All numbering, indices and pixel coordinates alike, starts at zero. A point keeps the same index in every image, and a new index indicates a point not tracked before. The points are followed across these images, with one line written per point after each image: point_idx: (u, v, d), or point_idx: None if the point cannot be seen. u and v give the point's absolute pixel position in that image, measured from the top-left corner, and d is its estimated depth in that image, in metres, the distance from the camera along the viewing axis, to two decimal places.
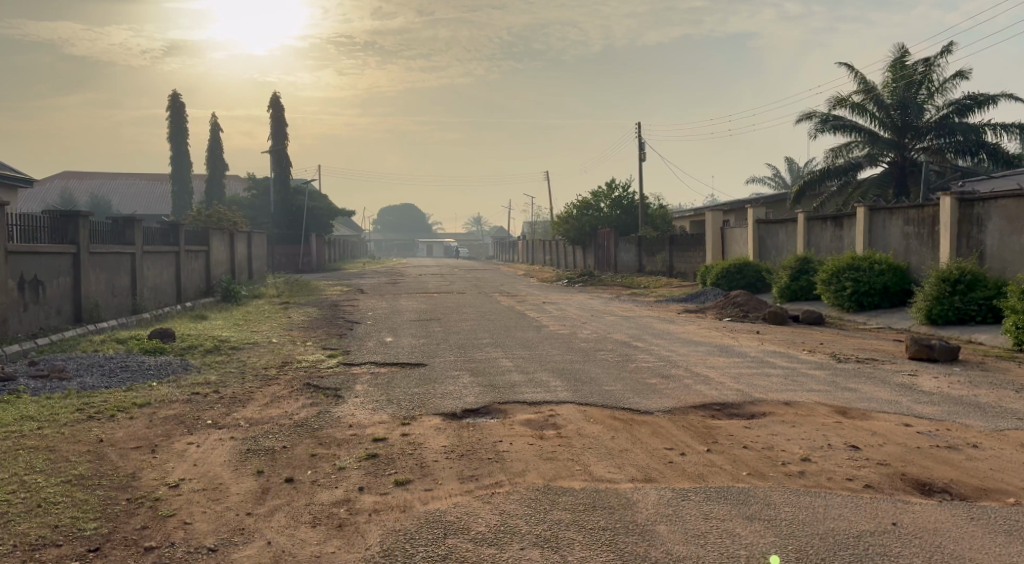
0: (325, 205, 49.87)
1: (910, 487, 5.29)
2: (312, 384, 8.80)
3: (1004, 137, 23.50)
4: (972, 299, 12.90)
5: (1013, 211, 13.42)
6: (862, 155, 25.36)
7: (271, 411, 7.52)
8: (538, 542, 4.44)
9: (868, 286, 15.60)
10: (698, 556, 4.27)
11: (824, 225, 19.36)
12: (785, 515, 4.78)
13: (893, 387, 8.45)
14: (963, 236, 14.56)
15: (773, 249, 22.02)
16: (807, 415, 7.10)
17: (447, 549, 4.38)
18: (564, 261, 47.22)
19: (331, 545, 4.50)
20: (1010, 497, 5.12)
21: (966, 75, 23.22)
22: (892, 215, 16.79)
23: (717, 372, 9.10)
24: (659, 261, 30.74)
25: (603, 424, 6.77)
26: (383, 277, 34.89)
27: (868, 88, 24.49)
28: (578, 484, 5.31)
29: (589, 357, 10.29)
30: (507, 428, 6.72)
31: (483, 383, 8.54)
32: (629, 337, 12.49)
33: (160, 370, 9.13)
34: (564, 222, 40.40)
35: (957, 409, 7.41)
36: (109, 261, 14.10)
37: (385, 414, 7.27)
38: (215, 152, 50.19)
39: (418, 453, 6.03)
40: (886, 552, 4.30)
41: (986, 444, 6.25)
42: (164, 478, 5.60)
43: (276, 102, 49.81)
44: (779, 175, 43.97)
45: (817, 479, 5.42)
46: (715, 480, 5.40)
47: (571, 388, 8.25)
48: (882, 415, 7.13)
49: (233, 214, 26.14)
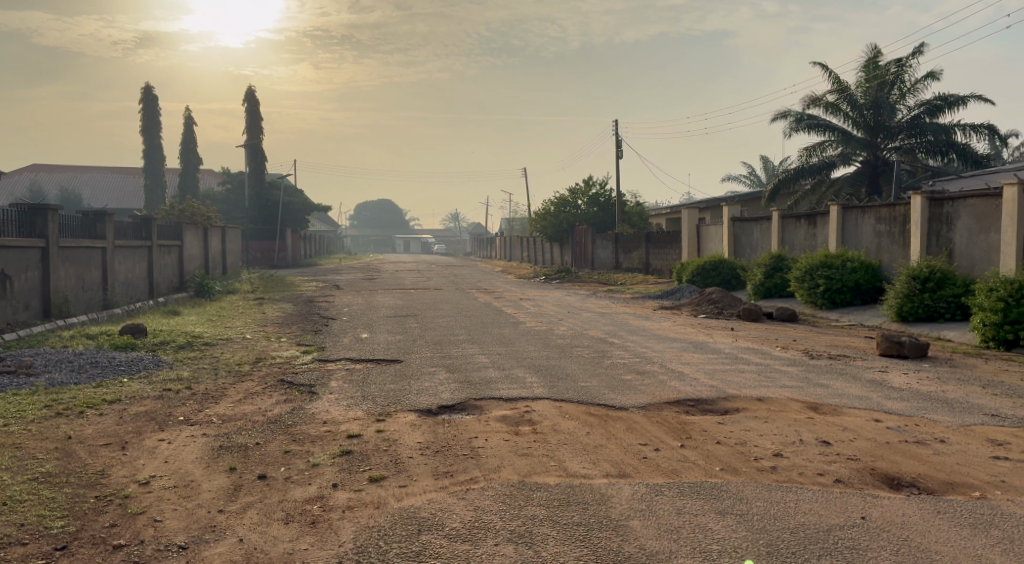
0: (299, 200, 49.65)
1: (879, 482, 5.37)
2: (286, 380, 8.75)
3: (973, 136, 23.90)
4: (941, 296, 13.11)
5: (980, 210, 13.65)
6: (835, 154, 25.67)
7: (244, 407, 7.44)
8: (511, 538, 4.44)
9: (840, 284, 15.82)
10: (671, 551, 4.29)
11: (798, 223, 19.56)
12: (757, 510, 4.83)
13: (864, 383, 8.55)
14: (933, 235, 14.77)
15: (748, 247, 22.23)
16: (779, 411, 7.18)
17: (421, 545, 4.37)
18: (541, 259, 47.21)
19: (304, 542, 4.48)
20: (976, 491, 5.21)
21: (936, 76, 23.57)
22: (864, 214, 17.01)
23: (691, 369, 9.18)
24: (636, 258, 30.88)
25: (579, 420, 6.81)
26: (360, 274, 34.42)
27: (841, 88, 24.75)
28: (553, 480, 5.33)
29: (564, 353, 10.33)
30: (483, 424, 6.71)
31: (459, 380, 8.53)
32: (606, 333, 12.56)
33: (131, 366, 9.04)
34: (542, 218, 40.39)
35: (924, 405, 7.51)
36: (78, 255, 13.87)
37: (360, 410, 7.23)
38: (188, 145, 49.73)
39: (392, 449, 6.02)
40: (855, 545, 4.37)
41: (952, 439, 6.36)
42: (135, 476, 5.54)
43: (251, 96, 49.40)
44: (754, 174, 44.03)
45: (789, 474, 5.47)
46: (688, 475, 5.44)
47: (546, 384, 8.27)
48: (852, 411, 7.23)
49: (208, 209, 25.53)
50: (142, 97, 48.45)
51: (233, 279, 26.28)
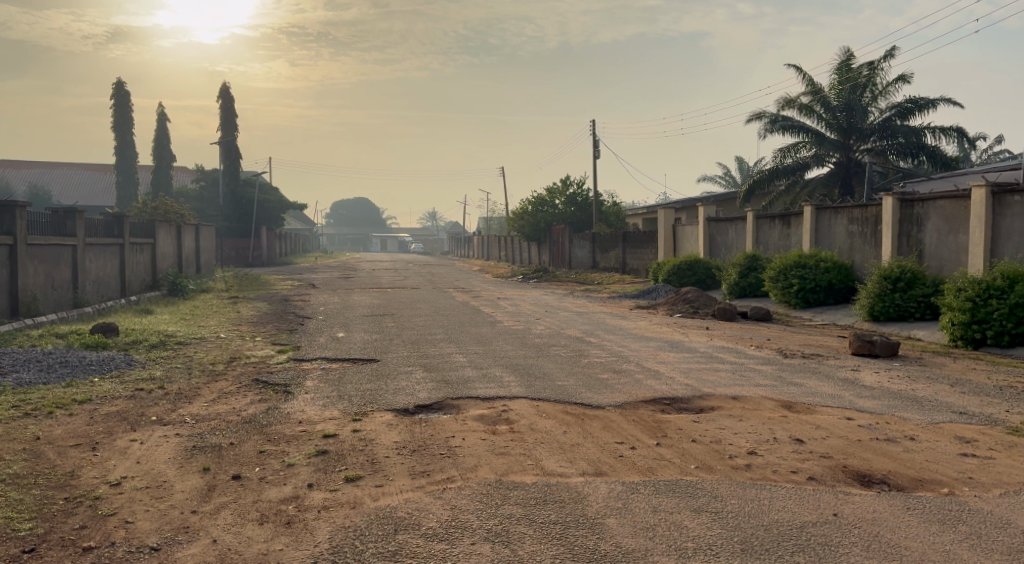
0: (275, 198, 49.23)
1: (851, 479, 5.44)
2: (261, 379, 8.66)
3: (943, 139, 24.29)
4: (912, 296, 13.32)
5: (950, 211, 13.88)
6: (809, 155, 25.97)
7: (218, 407, 7.37)
8: (488, 537, 4.44)
9: (813, 284, 16.01)
10: (647, 548, 4.32)
11: (772, 224, 19.76)
12: (731, 507, 4.87)
13: (836, 382, 8.65)
14: (904, 235, 14.99)
15: (723, 247, 22.42)
16: (753, 409, 7.25)
17: (397, 545, 4.36)
18: (519, 258, 47.25)
19: (279, 542, 4.44)
20: (944, 488, 5.30)
21: (907, 79, 23.92)
22: (837, 214, 17.21)
23: (667, 368, 9.23)
24: (613, 257, 31.03)
25: (556, 419, 6.83)
26: (336, 272, 34.15)
27: (814, 90, 25.06)
28: (530, 479, 5.33)
29: (542, 353, 10.35)
30: (460, 424, 6.71)
31: (436, 379, 8.51)
32: (583, 332, 12.60)
33: (102, 365, 8.90)
34: (520, 218, 40.40)
35: (895, 403, 7.62)
36: (48, 253, 13.64)
37: (336, 410, 7.19)
38: (161, 142, 49.10)
39: (369, 449, 5.99)
40: (827, 541, 4.43)
41: (922, 436, 6.46)
42: (106, 477, 5.46)
43: (226, 92, 48.89)
44: (729, 175, 44.38)
45: (763, 472, 5.52)
46: (664, 473, 5.48)
47: (523, 383, 8.28)
48: (825, 409, 7.31)
49: (181, 206, 25.22)
50: (113, 93, 47.74)
51: (207, 277, 26.00)
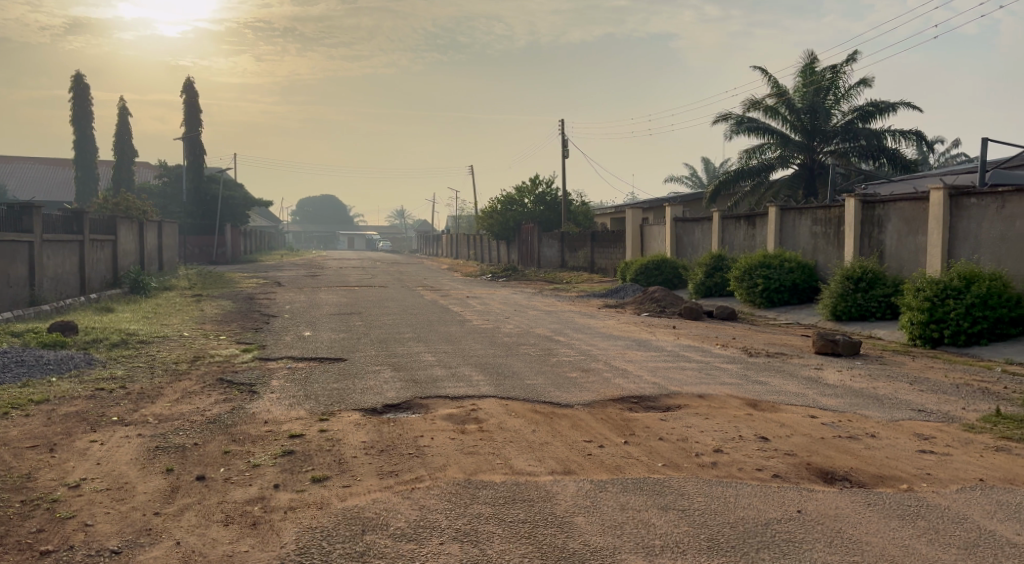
0: (240, 194, 48.62)
1: (814, 476, 5.54)
2: (225, 379, 8.55)
3: (903, 142, 24.80)
4: (873, 296, 13.59)
5: (910, 213, 14.18)
6: (774, 156, 26.34)
7: (181, 407, 7.25)
8: (457, 536, 4.43)
9: (777, 284, 16.24)
10: (615, 547, 4.35)
11: (738, 224, 20.00)
12: (698, 504, 4.92)
13: (800, 380, 8.79)
14: (865, 236, 15.28)
15: (689, 247, 22.64)
16: (719, 408, 7.33)
17: (365, 545, 4.33)
18: (487, 257, 47.26)
19: (244, 544, 4.39)
20: (904, 484, 5.42)
21: (869, 83, 24.38)
22: (801, 215, 17.48)
23: (635, 366, 9.30)
24: (581, 257, 31.17)
25: (524, 417, 6.84)
26: (302, 270, 33.80)
27: (779, 92, 25.43)
28: (499, 478, 5.33)
29: (511, 352, 10.35)
30: (428, 423, 6.69)
31: (404, 378, 8.48)
32: (552, 331, 12.63)
33: (60, 365, 8.70)
34: (489, 216, 40.37)
35: (857, 401, 7.77)
36: (3, 249, 13.31)
37: (302, 409, 7.11)
38: (123, 137, 48.18)
39: (336, 449, 5.94)
40: (791, 538, 4.49)
41: (883, 433, 6.59)
42: (64, 479, 5.34)
43: (190, 87, 48.14)
44: (695, 176, 44.84)
45: (729, 470, 5.59)
46: (631, 471, 5.52)
47: (492, 382, 8.28)
48: (790, 407, 7.43)
49: (143, 203, 24.77)
50: (73, 86, 46.73)
51: (170, 275, 25.56)
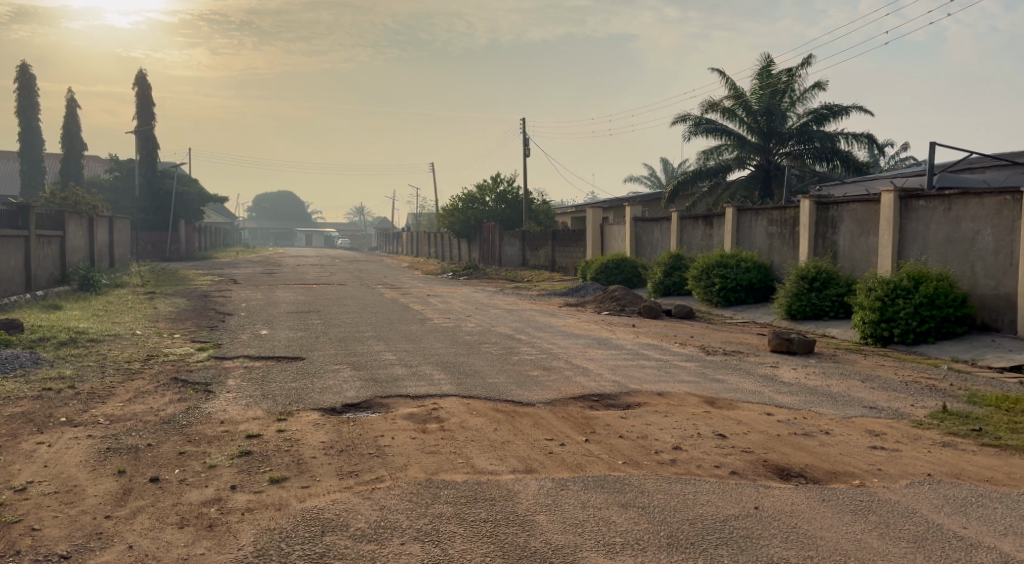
0: (194, 190, 47.69)
1: (770, 473, 5.63)
2: (180, 378, 8.37)
3: (855, 145, 25.36)
4: (827, 296, 13.88)
5: (862, 214, 14.51)
6: (731, 157, 26.74)
7: (134, 407, 7.08)
8: (418, 536, 4.41)
9: (734, 283, 16.48)
10: (576, 544, 4.37)
11: (696, 224, 20.25)
12: (658, 502, 4.97)
13: (757, 378, 8.94)
14: (819, 237, 15.59)
15: (649, 246, 22.85)
16: (678, 405, 7.42)
17: (325, 547, 4.28)
18: (447, 255, 47.11)
19: (200, 546, 4.30)
20: (856, 479, 5.54)
21: (823, 87, 24.87)
22: (757, 216, 17.77)
23: (596, 365, 9.36)
24: (542, 255, 31.25)
25: (486, 416, 6.83)
26: (259, 268, 33.28)
27: (737, 94, 25.82)
28: (460, 477, 5.32)
29: (472, 350, 10.33)
30: (389, 423, 6.64)
31: (364, 377, 8.40)
32: (513, 330, 12.64)
33: (5, 363, 8.43)
34: (449, 214, 40.21)
35: (811, 399, 7.93)
36: None
37: (259, 409, 7.00)
38: (71, 130, 46.87)
39: (295, 449, 5.86)
40: (748, 534, 4.56)
41: (836, 430, 6.74)
42: (10, 482, 5.17)
43: (142, 79, 47.03)
44: (654, 176, 45.27)
45: (687, 467, 5.66)
46: (592, 469, 5.55)
47: (453, 381, 8.25)
48: (746, 405, 7.55)
49: (92, 197, 24.14)
50: (18, 76, 45.30)
51: (121, 271, 24.94)
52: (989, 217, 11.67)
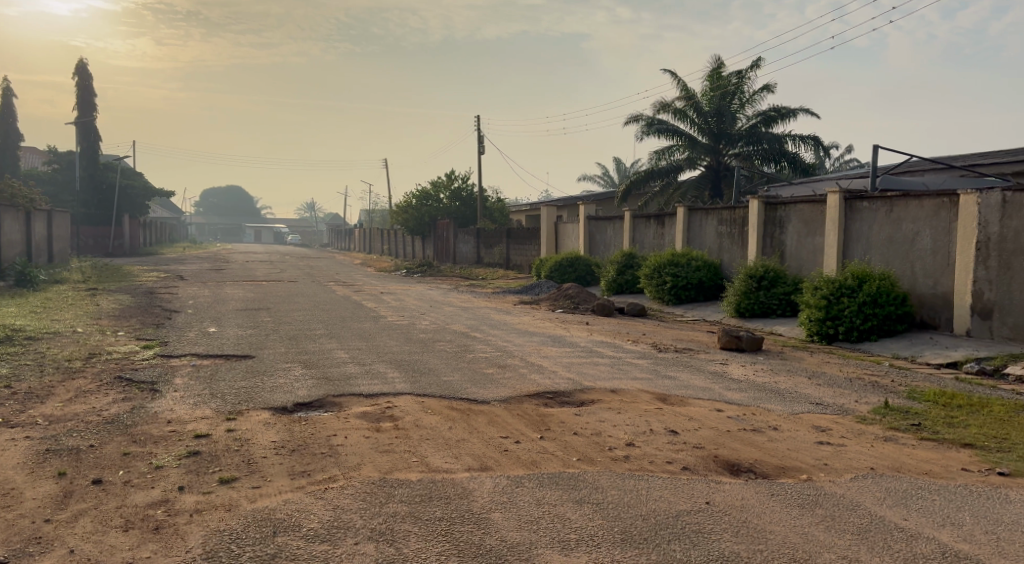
0: (139, 184, 46.46)
1: (721, 468, 5.72)
2: (123, 377, 8.13)
3: (802, 147, 25.94)
4: (774, 294, 14.17)
5: (808, 215, 14.85)
6: (682, 158, 27.12)
7: (75, 407, 6.85)
8: (372, 536, 4.36)
9: (685, 281, 16.71)
10: (531, 542, 4.37)
11: (648, 223, 20.48)
12: (612, 498, 5.01)
13: (707, 375, 9.09)
14: (768, 237, 15.91)
15: (602, 245, 23.03)
16: (631, 402, 7.49)
17: (277, 547, 4.21)
18: (401, 252, 46.79)
19: (146, 549, 4.19)
20: (803, 474, 5.67)
21: (771, 89, 25.38)
22: (708, 216, 18.05)
23: (550, 362, 9.40)
24: (496, 253, 31.26)
25: (440, 414, 6.80)
26: (206, 264, 32.53)
27: (688, 95, 26.20)
28: (414, 476, 5.28)
29: (427, 348, 10.28)
30: (342, 422, 6.56)
31: (316, 376, 8.29)
32: (468, 328, 12.61)
33: None
34: (403, 211, 39.89)
35: (760, 395, 8.09)
36: None
37: (207, 409, 6.85)
38: (7, 121, 45.17)
39: (245, 449, 5.75)
40: (700, 529, 4.63)
41: (784, 426, 6.88)
42: None
43: (83, 69, 45.60)
44: (607, 175, 45.65)
45: (640, 463, 5.72)
46: (547, 466, 5.57)
47: (407, 379, 8.19)
48: (697, 401, 7.66)
49: (30, 190, 23.31)
50: None
51: (61, 267, 24.13)
52: (928, 218, 12.05)
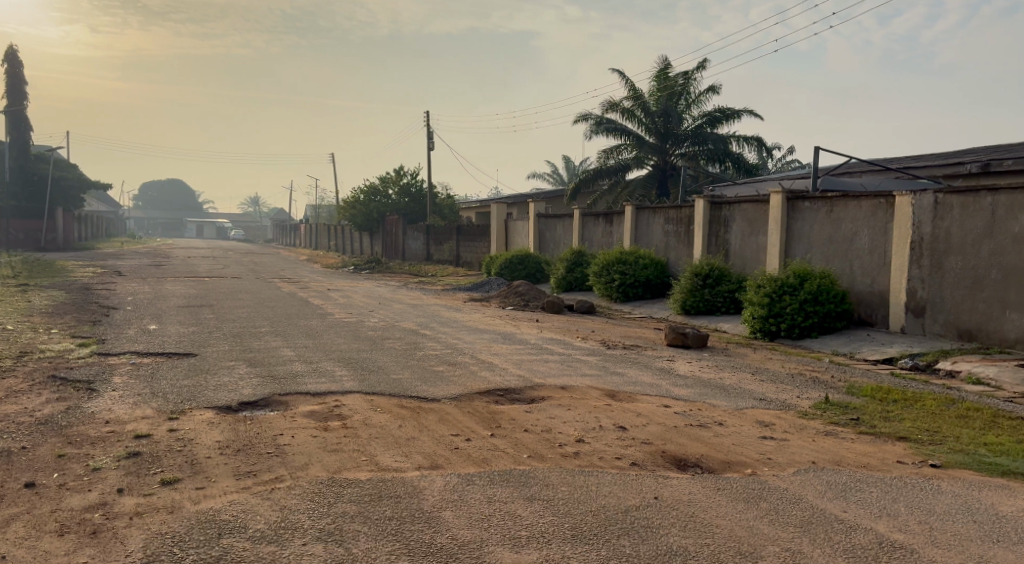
0: (74, 176, 44.92)
1: (669, 463, 5.80)
2: (57, 376, 7.83)
3: (746, 147, 26.46)
4: (719, 292, 14.44)
5: (752, 214, 15.16)
6: (630, 157, 27.41)
7: (5, 408, 6.58)
8: (321, 536, 4.30)
9: (633, 279, 16.90)
10: (482, 539, 4.36)
11: (597, 221, 20.66)
12: (562, 494, 5.04)
13: (655, 371, 9.21)
14: (713, 235, 16.20)
15: (551, 242, 23.13)
16: (580, 399, 7.54)
17: (222, 550, 4.11)
18: (349, 249, 46.27)
19: (83, 555, 4.05)
20: (748, 468, 5.79)
21: (717, 90, 25.83)
22: (655, 214, 18.28)
23: (500, 359, 9.40)
24: (446, 250, 31.14)
25: (390, 413, 6.73)
26: (145, 259, 31.58)
27: (636, 95, 26.49)
28: (363, 475, 5.21)
29: (376, 346, 10.17)
30: (290, 421, 6.44)
31: (262, 374, 8.13)
32: (417, 325, 12.53)
33: None
34: (351, 207, 39.41)
35: (706, 391, 8.23)
36: None
37: (148, 408, 6.64)
38: None
39: (188, 449, 5.60)
40: (649, 523, 4.68)
41: (729, 421, 7.01)
42: None
43: (14, 56, 43.82)
44: (557, 174, 45.87)
45: (590, 459, 5.76)
46: (498, 463, 5.57)
47: (356, 377, 8.09)
48: (645, 397, 7.75)
49: None
50: None
51: None
52: (866, 218, 12.42)
